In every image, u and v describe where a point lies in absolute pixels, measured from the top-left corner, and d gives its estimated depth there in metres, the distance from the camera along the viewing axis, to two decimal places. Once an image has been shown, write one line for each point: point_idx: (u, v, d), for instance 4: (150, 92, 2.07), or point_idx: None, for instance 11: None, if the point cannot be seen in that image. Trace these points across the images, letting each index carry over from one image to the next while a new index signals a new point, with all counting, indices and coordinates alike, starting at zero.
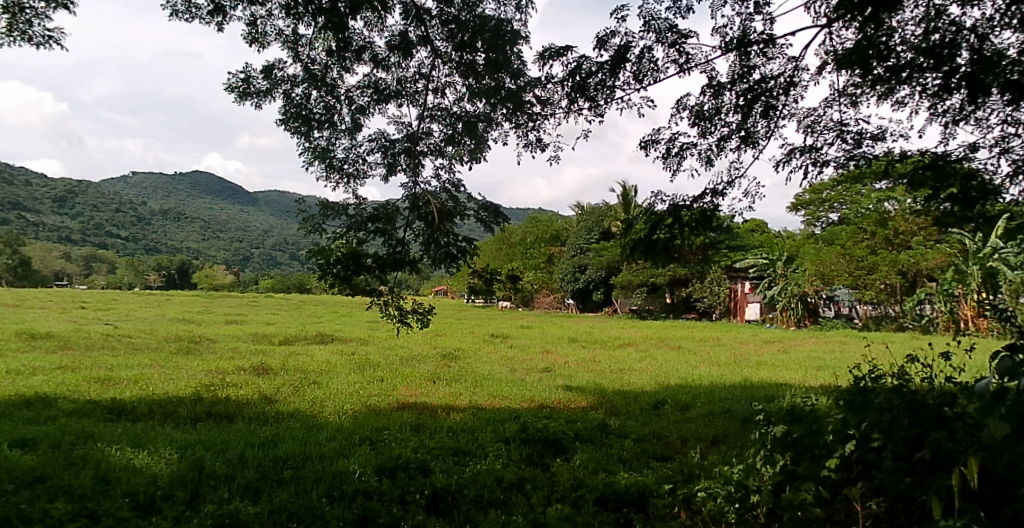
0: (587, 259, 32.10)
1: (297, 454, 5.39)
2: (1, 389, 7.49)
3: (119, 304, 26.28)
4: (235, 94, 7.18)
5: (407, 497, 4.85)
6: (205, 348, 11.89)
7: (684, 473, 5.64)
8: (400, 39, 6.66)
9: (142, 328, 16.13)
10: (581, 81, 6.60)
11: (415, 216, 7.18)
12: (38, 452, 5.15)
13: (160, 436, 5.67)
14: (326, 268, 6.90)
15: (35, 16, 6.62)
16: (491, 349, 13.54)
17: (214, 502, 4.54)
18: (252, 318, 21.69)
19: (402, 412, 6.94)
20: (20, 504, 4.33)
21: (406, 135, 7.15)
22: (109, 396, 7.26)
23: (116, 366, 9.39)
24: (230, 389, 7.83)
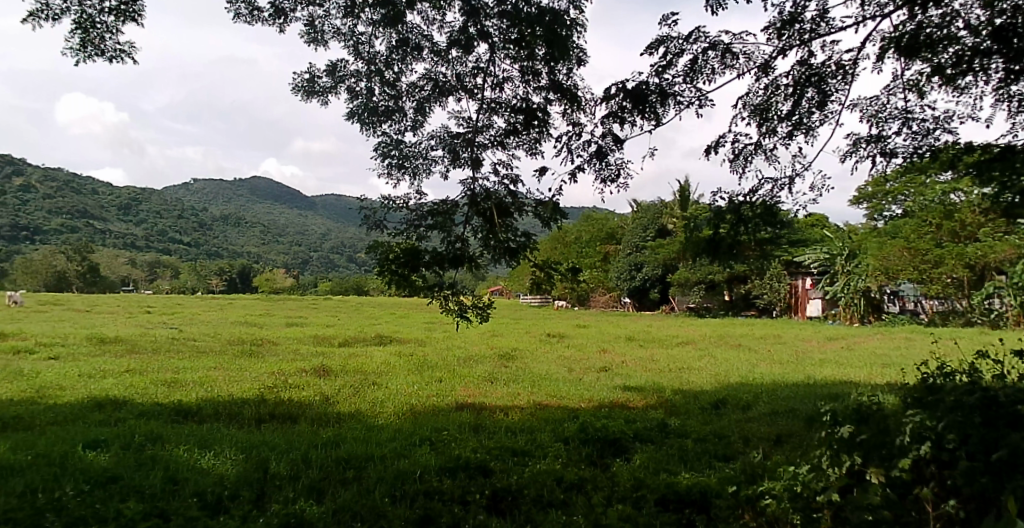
0: (643, 257, 31.93)
1: (358, 455, 5.44)
2: (75, 392, 7.75)
3: (185, 308, 27.21)
4: (301, 93, 7.37)
5: (468, 497, 4.85)
6: (266, 350, 12.14)
7: (746, 473, 5.52)
8: (459, 32, 6.66)
9: (209, 331, 16.61)
10: (638, 86, 6.47)
11: (473, 212, 7.14)
12: (112, 452, 5.31)
13: (226, 437, 5.78)
14: (386, 265, 7.15)
15: (105, 31, 6.83)
16: (549, 349, 13.52)
17: (280, 502, 4.62)
18: (313, 320, 22.19)
19: (460, 412, 6.97)
20: (95, 504, 4.46)
21: (467, 130, 7.17)
22: (177, 398, 7.44)
23: (185, 369, 9.66)
24: (292, 391, 7.96)
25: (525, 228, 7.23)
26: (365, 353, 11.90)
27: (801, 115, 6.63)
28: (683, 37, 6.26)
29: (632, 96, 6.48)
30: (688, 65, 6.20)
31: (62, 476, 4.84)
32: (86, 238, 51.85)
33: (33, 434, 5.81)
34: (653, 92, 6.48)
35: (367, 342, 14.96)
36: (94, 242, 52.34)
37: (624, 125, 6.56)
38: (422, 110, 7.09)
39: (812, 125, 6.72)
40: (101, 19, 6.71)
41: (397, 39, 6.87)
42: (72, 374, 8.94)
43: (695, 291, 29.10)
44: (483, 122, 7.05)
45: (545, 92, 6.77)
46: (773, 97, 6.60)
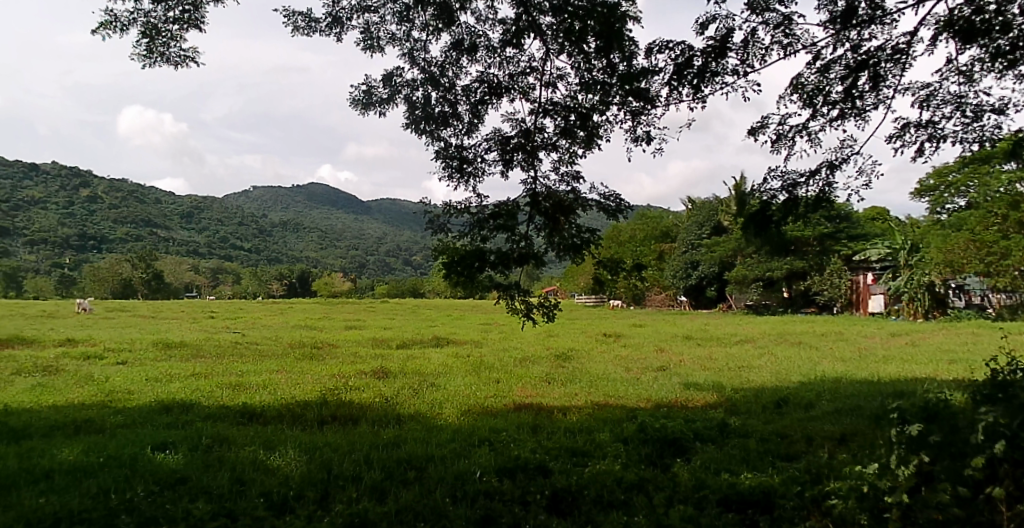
0: (699, 256, 31.88)
1: (418, 455, 5.48)
2: (143, 396, 7.96)
3: (247, 313, 28.02)
4: (357, 103, 7.50)
5: (528, 497, 4.85)
6: (326, 353, 12.33)
7: (811, 473, 5.41)
8: (511, 31, 6.71)
9: (271, 335, 17.02)
10: (686, 70, 6.43)
11: (535, 211, 7.15)
12: (181, 454, 5.43)
13: (289, 438, 5.88)
14: (450, 268, 7.23)
15: (169, 39, 7.13)
16: (605, 349, 13.48)
17: (343, 502, 4.67)
18: (370, 323, 22.60)
19: (519, 413, 6.98)
20: (166, 504, 4.56)
21: (521, 132, 7.23)
22: (241, 401, 7.60)
23: (249, 372, 9.89)
24: (353, 393, 8.06)
25: (590, 223, 7.20)
26: (422, 355, 12.00)
27: (852, 97, 6.51)
28: (734, 17, 6.19)
29: (678, 76, 6.43)
30: (738, 43, 6.12)
31: (133, 477, 4.97)
32: (149, 248, 53.83)
33: (107, 437, 6.00)
34: (700, 74, 6.43)
35: (424, 344, 15.10)
36: (156, 251, 54.33)
37: (675, 107, 6.49)
38: (478, 111, 7.15)
39: (864, 108, 6.59)
40: (166, 28, 7.00)
41: (452, 42, 6.96)
42: (141, 378, 9.19)
43: (753, 289, 28.76)
44: (537, 123, 7.09)
45: (600, 88, 6.73)
46: (822, 79, 6.50)
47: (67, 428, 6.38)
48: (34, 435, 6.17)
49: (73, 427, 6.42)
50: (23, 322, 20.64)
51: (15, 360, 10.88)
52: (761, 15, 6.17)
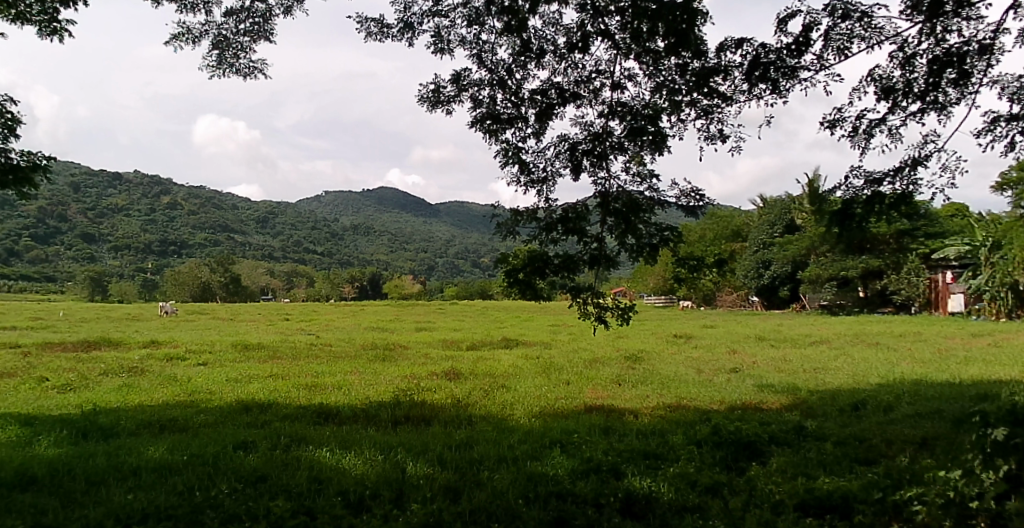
0: (771, 255, 32.42)
1: (490, 456, 5.53)
2: (224, 396, 8.22)
3: (320, 314, 28.99)
4: (425, 102, 7.70)
5: (602, 499, 4.83)
6: (397, 355, 12.52)
7: (892, 478, 5.22)
8: (578, 33, 6.82)
9: (344, 335, 17.38)
10: (762, 62, 6.34)
11: (606, 213, 7.19)
12: (260, 453, 5.56)
13: (364, 438, 5.98)
14: (515, 275, 7.41)
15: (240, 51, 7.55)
16: (673, 351, 13.39)
17: (418, 502, 4.73)
18: (440, 325, 22.95)
19: (590, 415, 6.96)
20: (248, 501, 4.70)
21: (589, 135, 7.30)
22: (318, 401, 7.75)
23: (324, 373, 10.07)
24: (425, 394, 8.16)
25: (667, 221, 7.13)
26: (491, 357, 12.12)
27: (936, 90, 6.35)
28: (812, 10, 6.10)
29: (753, 68, 6.35)
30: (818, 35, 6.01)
31: (215, 475, 5.12)
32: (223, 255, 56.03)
33: (189, 435, 6.19)
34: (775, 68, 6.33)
35: (494, 345, 15.24)
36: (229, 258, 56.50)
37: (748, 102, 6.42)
38: (543, 114, 7.25)
39: (947, 103, 6.43)
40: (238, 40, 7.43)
41: (519, 44, 7.09)
42: (221, 378, 9.48)
43: (827, 288, 28.64)
44: (604, 124, 7.15)
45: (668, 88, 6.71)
46: (904, 74, 6.38)
47: (153, 427, 6.61)
48: (122, 434, 6.41)
49: (158, 426, 6.65)
50: (111, 325, 21.72)
51: (104, 361, 11.37)
52: (843, 7, 6.08)
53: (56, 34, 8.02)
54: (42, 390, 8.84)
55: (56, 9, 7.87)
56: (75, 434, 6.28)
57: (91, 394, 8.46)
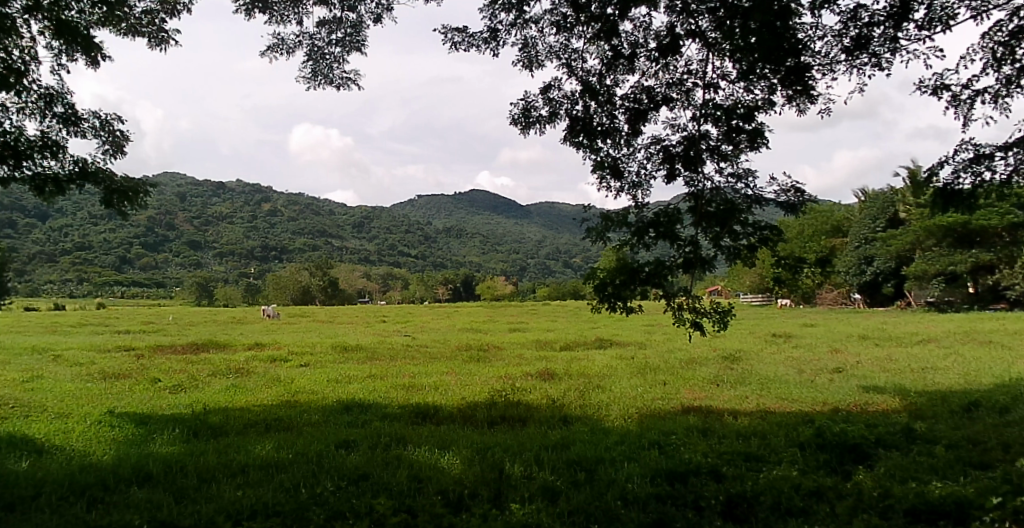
0: (874, 250, 32.06)
1: (587, 457, 5.57)
2: (328, 394, 8.55)
3: (416, 314, 30.61)
4: (519, 120, 8.57)
5: (702, 502, 4.82)
6: (492, 356, 12.76)
7: (1009, 482, 4.97)
8: (669, 35, 7.16)
9: (439, 337, 17.68)
10: (861, 37, 7.48)
11: (700, 215, 7.59)
12: (362, 452, 5.71)
13: (461, 437, 6.09)
14: (603, 287, 7.92)
15: (331, 59, 9.11)
16: (771, 351, 13.36)
17: (517, 502, 4.80)
18: (533, 325, 23.30)
19: (688, 416, 6.89)
20: (351, 499, 4.87)
21: (684, 139, 7.67)
22: (416, 401, 7.93)
23: (421, 374, 10.23)
24: (519, 394, 8.24)
25: (765, 219, 7.46)
26: (585, 357, 12.25)
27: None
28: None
29: (856, 39, 7.46)
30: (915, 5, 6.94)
31: (319, 473, 5.31)
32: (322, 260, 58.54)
33: (293, 434, 6.42)
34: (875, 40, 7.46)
35: (587, 345, 15.34)
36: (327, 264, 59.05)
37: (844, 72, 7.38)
38: (634, 119, 7.73)
39: None
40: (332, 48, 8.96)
41: (609, 51, 7.58)
42: (322, 379, 9.81)
43: (934, 284, 27.89)
44: (698, 127, 7.48)
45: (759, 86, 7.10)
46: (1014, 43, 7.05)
47: (260, 426, 6.88)
48: (230, 432, 6.69)
49: (265, 425, 6.93)
50: (218, 328, 22.87)
51: (212, 363, 11.95)
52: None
53: (162, 44, 8.57)
54: (156, 390, 9.34)
55: (161, 18, 8.47)
56: (187, 432, 6.61)
57: (200, 394, 8.83)
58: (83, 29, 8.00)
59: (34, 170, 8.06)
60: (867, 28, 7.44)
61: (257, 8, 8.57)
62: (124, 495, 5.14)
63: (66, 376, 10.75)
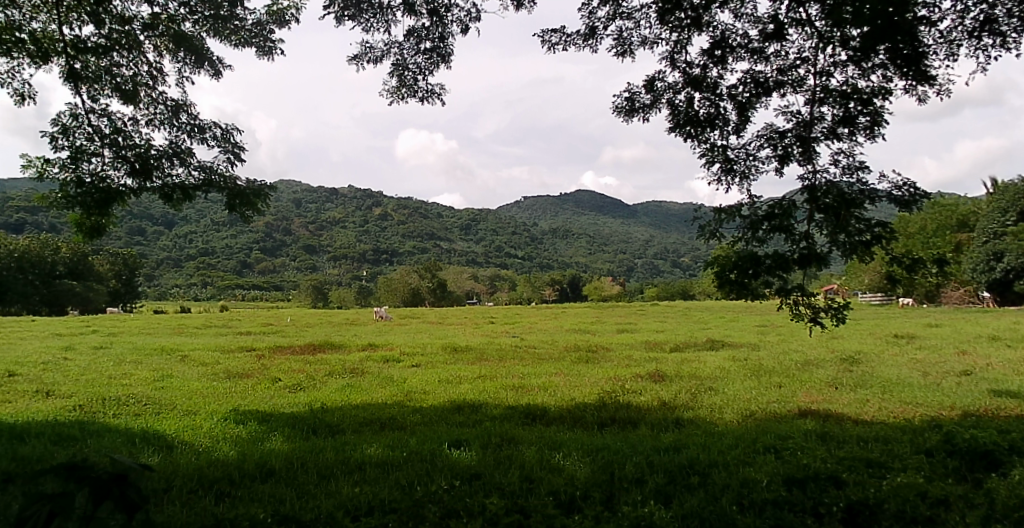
0: (1003, 247, 31.27)
1: (699, 462, 6.42)
2: (450, 393, 10.17)
3: (525, 315, 32.83)
4: (624, 111, 9.93)
5: (821, 509, 5.43)
6: (602, 357, 14.74)
7: None
8: (774, 27, 8.22)
9: (547, 337, 19.56)
10: (988, 19, 7.26)
11: (815, 209, 8.43)
12: (475, 452, 6.60)
13: (566, 440, 7.09)
14: (725, 276, 8.75)
15: (417, 72, 9.71)
16: (893, 351, 14.20)
17: (629, 505, 5.41)
18: (643, 326, 24.62)
19: (804, 420, 8.18)
20: (464, 498, 5.41)
21: (798, 125, 8.89)
22: (528, 403, 9.36)
23: (528, 375, 12.10)
24: (633, 396, 9.87)
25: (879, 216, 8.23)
26: (699, 360, 13.98)
27: None
28: None
29: (982, 21, 7.25)
30: None
31: (433, 472, 5.97)
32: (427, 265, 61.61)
33: (407, 433, 7.47)
34: (1000, 22, 7.23)
35: (700, 348, 16.56)
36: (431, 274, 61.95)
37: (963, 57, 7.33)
38: (743, 108, 8.89)
39: None
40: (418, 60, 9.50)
41: (716, 44, 8.74)
42: (441, 379, 11.56)
43: None
44: (812, 112, 8.66)
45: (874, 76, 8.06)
46: None
47: (374, 424, 8.02)
48: (346, 430, 7.79)
49: (379, 423, 8.07)
50: (334, 327, 24.58)
51: (329, 363, 13.67)
52: None
53: (270, 54, 9.21)
54: (276, 389, 10.71)
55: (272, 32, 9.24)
56: (307, 430, 7.71)
57: (319, 393, 10.26)
58: (198, 43, 8.83)
59: (164, 178, 8.86)
60: (994, 13, 7.20)
61: (347, 15, 8.84)
62: (248, 489, 5.75)
63: (191, 375, 12.21)
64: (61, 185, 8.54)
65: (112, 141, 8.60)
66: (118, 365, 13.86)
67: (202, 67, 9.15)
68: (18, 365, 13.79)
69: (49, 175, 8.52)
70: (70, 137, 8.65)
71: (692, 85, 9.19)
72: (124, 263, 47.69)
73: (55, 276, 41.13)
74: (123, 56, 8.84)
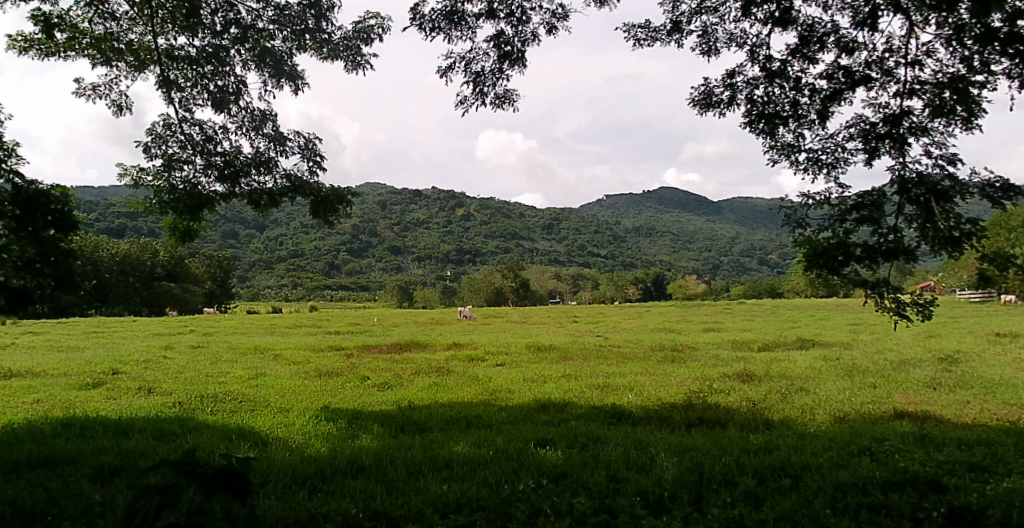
0: None
1: (792, 463, 6.47)
2: (535, 392, 10.29)
3: (608, 314, 32.85)
4: (701, 105, 9.77)
5: (920, 513, 5.41)
6: (687, 356, 14.56)
7: None
8: (863, 14, 8.04)
9: (631, 337, 19.28)
10: None
11: (905, 200, 8.33)
12: (562, 451, 6.87)
13: (654, 441, 7.24)
14: (812, 260, 8.38)
15: (495, 80, 9.81)
16: (998, 351, 13.60)
17: (719, 507, 5.57)
18: (728, 325, 24.17)
19: (902, 422, 8.00)
20: (554, 497, 5.65)
21: (887, 118, 8.63)
22: (612, 402, 9.42)
23: (613, 374, 12.08)
24: (720, 396, 9.75)
25: (970, 213, 8.00)
26: (787, 359, 13.61)
27: None
28: None
29: None
30: None
31: (520, 471, 6.27)
32: (504, 265, 62.09)
33: (493, 432, 7.74)
34: None
35: (787, 347, 16.22)
36: (507, 273, 62.31)
37: None
38: (827, 101, 8.68)
39: None
40: (497, 67, 9.61)
41: (800, 34, 8.60)
42: (525, 378, 11.70)
43: None
44: (901, 104, 8.41)
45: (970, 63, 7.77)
46: None
47: (460, 423, 8.29)
48: (432, 428, 8.07)
49: (465, 422, 8.33)
50: (419, 327, 25.17)
51: (414, 362, 14.04)
52: None
53: (359, 67, 9.65)
54: (365, 387, 11.11)
55: (360, 44, 9.57)
56: (395, 427, 8.01)
57: (405, 391, 10.57)
58: (286, 56, 9.24)
59: (251, 185, 9.22)
60: None
61: (430, 27, 9.02)
62: (339, 485, 6.02)
63: (284, 374, 12.77)
64: (155, 191, 8.96)
65: (202, 150, 8.97)
66: (215, 363, 14.38)
67: (292, 83, 9.57)
68: (121, 364, 14.58)
69: (143, 183, 8.96)
70: (164, 145, 9.03)
71: (771, 78, 8.98)
72: (217, 265, 50.08)
73: (154, 277, 43.50)
74: (216, 68, 9.22)
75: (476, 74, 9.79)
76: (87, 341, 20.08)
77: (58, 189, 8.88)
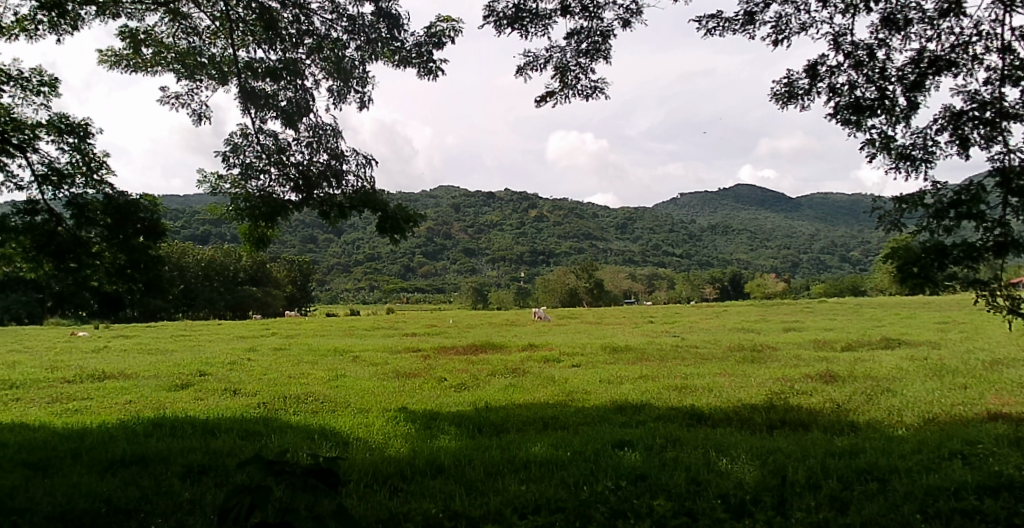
0: None
1: (879, 467, 6.28)
2: (610, 393, 10.29)
3: (682, 314, 32.40)
4: (781, 98, 9.52)
5: (1017, 519, 5.21)
6: (766, 356, 14.25)
7: None
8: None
9: (708, 337, 18.94)
10: None
11: (1009, 192, 7.96)
12: (640, 453, 6.88)
13: (736, 443, 7.15)
14: (905, 269, 8.18)
15: (579, 73, 9.81)
16: None
17: (803, 511, 5.49)
18: (808, 324, 23.50)
19: (995, 423, 7.65)
20: (633, 499, 5.68)
21: (978, 104, 8.23)
22: (689, 404, 9.33)
23: (690, 375, 11.97)
24: (802, 397, 9.52)
25: None
26: (872, 359, 13.14)
27: None
28: None
29: None
30: None
31: (599, 472, 6.32)
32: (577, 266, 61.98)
33: (570, 433, 7.81)
34: None
35: (871, 346, 15.65)
36: (581, 274, 62.18)
37: None
38: (911, 88, 8.35)
39: None
40: (579, 62, 9.62)
41: (881, 19, 8.30)
42: (600, 379, 11.72)
43: None
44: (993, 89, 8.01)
45: None
46: None
47: (537, 424, 8.40)
48: (510, 429, 8.20)
49: (542, 423, 8.43)
50: (493, 329, 25.38)
51: (491, 363, 14.25)
52: None
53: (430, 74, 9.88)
54: (443, 388, 11.36)
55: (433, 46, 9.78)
56: (473, 428, 8.18)
57: (482, 392, 10.76)
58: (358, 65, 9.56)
59: (323, 195, 9.62)
60: None
61: (506, 24, 9.11)
62: (419, 485, 6.22)
63: (364, 375, 13.19)
64: (232, 199, 9.48)
65: (278, 160, 9.37)
66: (297, 365, 14.96)
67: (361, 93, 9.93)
68: (210, 366, 15.36)
69: (221, 190, 9.49)
70: (241, 154, 9.48)
71: (852, 68, 8.70)
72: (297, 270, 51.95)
73: (237, 282, 45.59)
74: (294, 80, 9.60)
75: (560, 68, 9.80)
76: (179, 345, 21.09)
77: (147, 197, 9.29)
